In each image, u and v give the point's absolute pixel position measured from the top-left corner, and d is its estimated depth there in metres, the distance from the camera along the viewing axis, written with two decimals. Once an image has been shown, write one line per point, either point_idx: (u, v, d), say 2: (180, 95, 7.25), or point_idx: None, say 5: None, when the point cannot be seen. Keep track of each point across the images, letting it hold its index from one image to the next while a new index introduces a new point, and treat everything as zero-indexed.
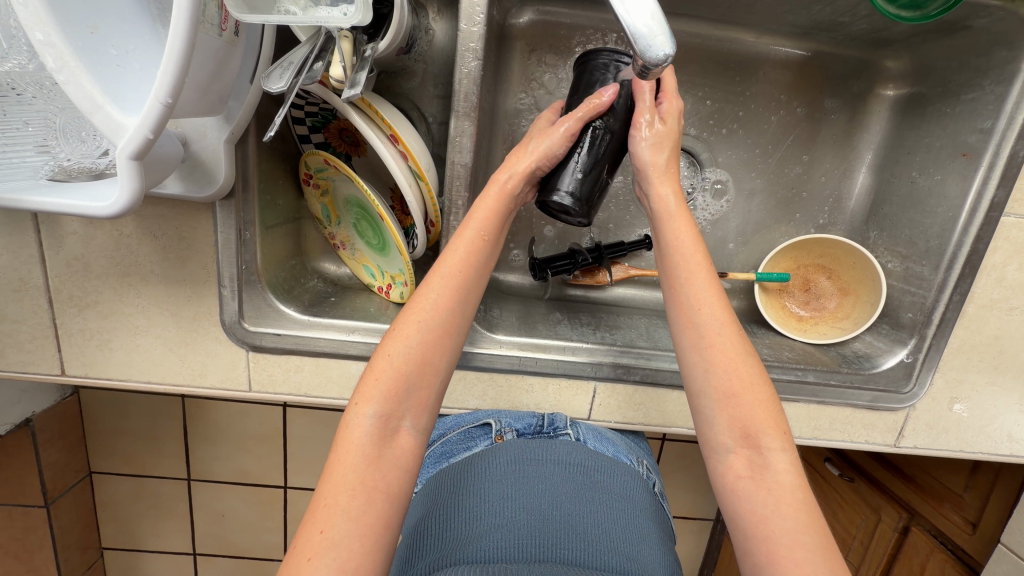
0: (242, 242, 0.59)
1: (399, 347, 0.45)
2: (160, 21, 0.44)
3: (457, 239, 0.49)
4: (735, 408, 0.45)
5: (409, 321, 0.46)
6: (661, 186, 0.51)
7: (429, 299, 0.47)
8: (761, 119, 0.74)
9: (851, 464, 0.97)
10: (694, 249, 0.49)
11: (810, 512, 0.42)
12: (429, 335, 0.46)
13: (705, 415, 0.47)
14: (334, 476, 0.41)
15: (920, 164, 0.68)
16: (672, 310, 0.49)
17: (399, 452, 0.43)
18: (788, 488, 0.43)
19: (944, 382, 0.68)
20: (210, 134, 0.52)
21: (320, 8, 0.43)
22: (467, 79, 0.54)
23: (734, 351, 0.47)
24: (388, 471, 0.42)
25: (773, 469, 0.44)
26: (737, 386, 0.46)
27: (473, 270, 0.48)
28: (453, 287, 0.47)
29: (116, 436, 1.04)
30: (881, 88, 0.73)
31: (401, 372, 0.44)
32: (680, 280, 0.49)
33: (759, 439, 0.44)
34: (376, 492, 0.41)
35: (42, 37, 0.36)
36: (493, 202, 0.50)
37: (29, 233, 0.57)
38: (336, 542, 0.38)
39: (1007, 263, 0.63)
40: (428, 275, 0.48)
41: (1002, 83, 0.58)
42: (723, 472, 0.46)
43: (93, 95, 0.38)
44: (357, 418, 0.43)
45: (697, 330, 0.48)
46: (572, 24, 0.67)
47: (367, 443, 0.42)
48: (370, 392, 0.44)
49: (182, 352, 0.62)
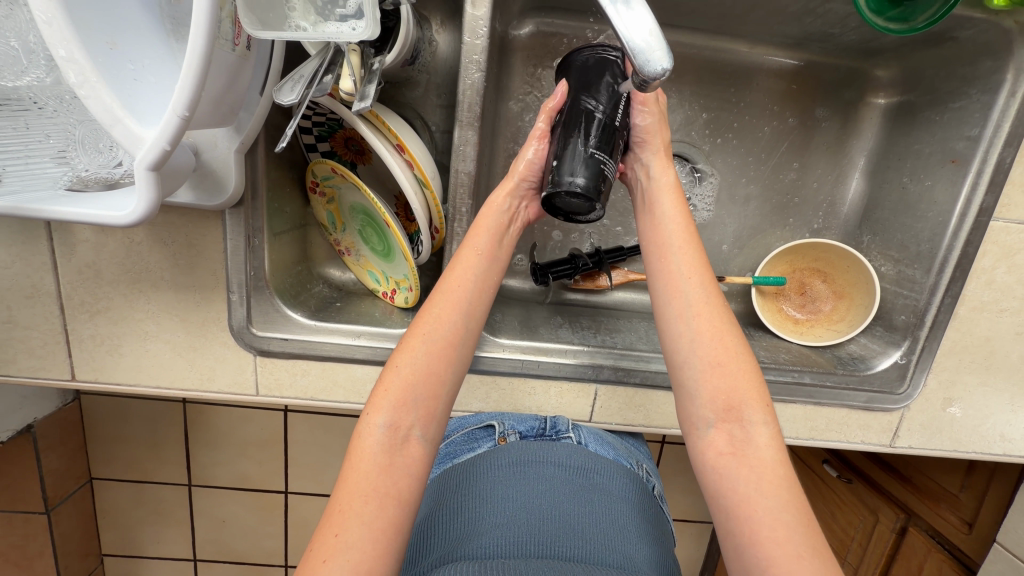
0: (251, 249, 0.60)
1: (407, 359, 0.47)
2: (173, 35, 0.45)
3: (458, 257, 0.52)
4: (719, 378, 0.47)
5: (416, 333, 0.48)
6: (659, 163, 0.54)
7: (434, 312, 0.49)
8: (755, 127, 0.76)
9: (849, 466, 0.98)
10: (681, 222, 0.52)
11: (791, 490, 0.42)
12: (435, 346, 0.48)
13: (688, 389, 0.48)
14: (347, 487, 0.42)
15: (911, 170, 0.70)
16: (659, 284, 0.51)
17: (409, 460, 0.44)
18: (768, 463, 0.44)
19: (937, 383, 0.69)
20: (220, 144, 0.53)
21: (329, 23, 0.45)
22: (470, 90, 0.56)
23: (720, 326, 0.48)
24: (399, 479, 0.43)
25: (753, 444, 0.45)
26: (722, 355, 0.48)
27: (476, 283, 0.51)
28: (455, 300, 0.50)
29: (119, 441, 1.05)
30: (872, 97, 0.74)
31: (409, 382, 0.46)
32: (666, 251, 0.51)
33: (741, 412, 0.46)
34: (389, 498, 0.42)
35: (64, 54, 0.37)
36: (489, 219, 0.54)
37: (42, 241, 0.59)
38: (350, 545, 0.39)
39: (996, 267, 0.64)
40: (433, 293, 0.51)
41: (988, 92, 0.60)
42: (704, 449, 0.47)
43: (113, 108, 0.39)
44: (368, 428, 0.44)
45: (683, 300, 0.50)
46: (572, 35, 0.69)
47: (379, 452, 0.43)
48: (380, 402, 0.45)
49: (191, 357, 0.64)
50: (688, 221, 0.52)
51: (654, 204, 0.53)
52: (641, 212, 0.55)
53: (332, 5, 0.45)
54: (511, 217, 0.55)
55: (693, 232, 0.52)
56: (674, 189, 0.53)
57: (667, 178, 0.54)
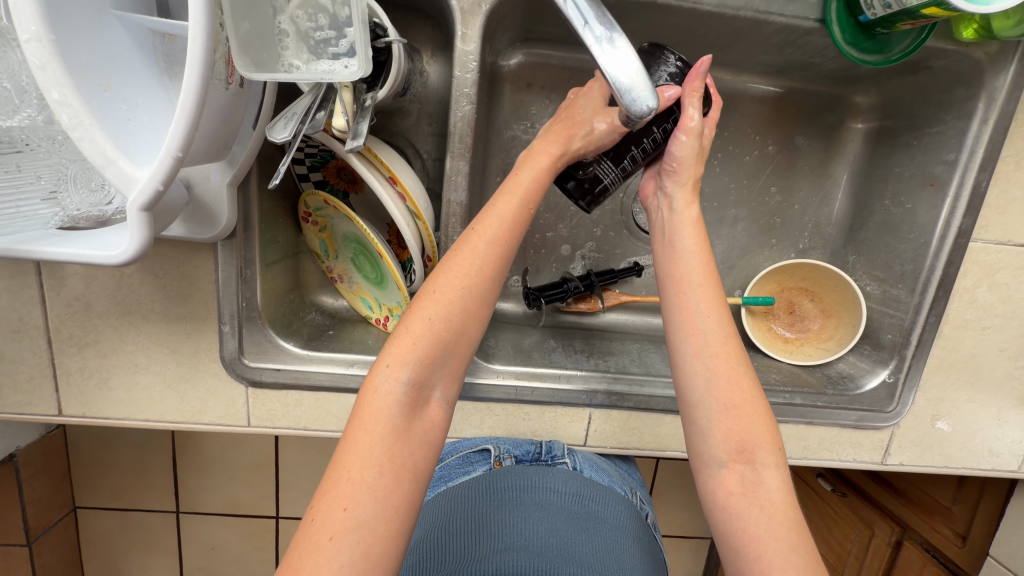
0: (243, 279, 0.60)
1: (440, 313, 0.45)
2: (166, 72, 0.46)
3: (500, 203, 0.50)
4: (733, 420, 0.47)
5: (452, 284, 0.46)
6: (682, 197, 0.54)
7: (474, 264, 0.47)
8: (741, 151, 0.77)
9: (844, 480, 0.98)
10: (702, 263, 0.52)
11: (801, 533, 0.43)
12: (470, 304, 0.46)
13: (701, 428, 0.48)
14: (359, 448, 0.41)
15: (892, 192, 0.71)
16: (675, 317, 0.51)
17: (426, 427, 0.44)
18: (779, 505, 0.44)
19: (926, 401, 0.70)
20: (214, 177, 0.53)
21: (322, 61, 0.46)
22: (461, 121, 0.57)
23: (734, 370, 0.48)
24: (415, 448, 0.43)
25: (764, 486, 0.45)
26: (738, 398, 0.47)
27: (515, 237, 0.49)
28: (497, 255, 0.47)
29: (105, 470, 1.03)
30: (852, 121, 0.76)
31: (440, 339, 0.45)
32: (689, 286, 0.51)
33: (753, 454, 0.46)
34: (403, 470, 0.41)
35: (58, 97, 0.37)
36: (543, 170, 0.52)
37: (31, 275, 0.58)
38: (361, 523, 0.38)
39: (977, 285, 0.66)
40: (467, 234, 0.48)
41: (962, 118, 0.62)
42: (713, 487, 0.47)
43: (106, 150, 0.39)
44: (388, 383, 0.43)
45: (700, 338, 0.49)
46: (561, 64, 0.70)
47: (398, 412, 0.43)
48: (405, 356, 0.44)
49: (182, 389, 0.63)
50: (709, 260, 0.52)
51: (674, 236, 0.53)
52: (659, 240, 0.55)
53: (324, 44, 0.46)
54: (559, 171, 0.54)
55: (711, 269, 0.52)
56: (697, 225, 0.53)
57: (690, 213, 0.53)
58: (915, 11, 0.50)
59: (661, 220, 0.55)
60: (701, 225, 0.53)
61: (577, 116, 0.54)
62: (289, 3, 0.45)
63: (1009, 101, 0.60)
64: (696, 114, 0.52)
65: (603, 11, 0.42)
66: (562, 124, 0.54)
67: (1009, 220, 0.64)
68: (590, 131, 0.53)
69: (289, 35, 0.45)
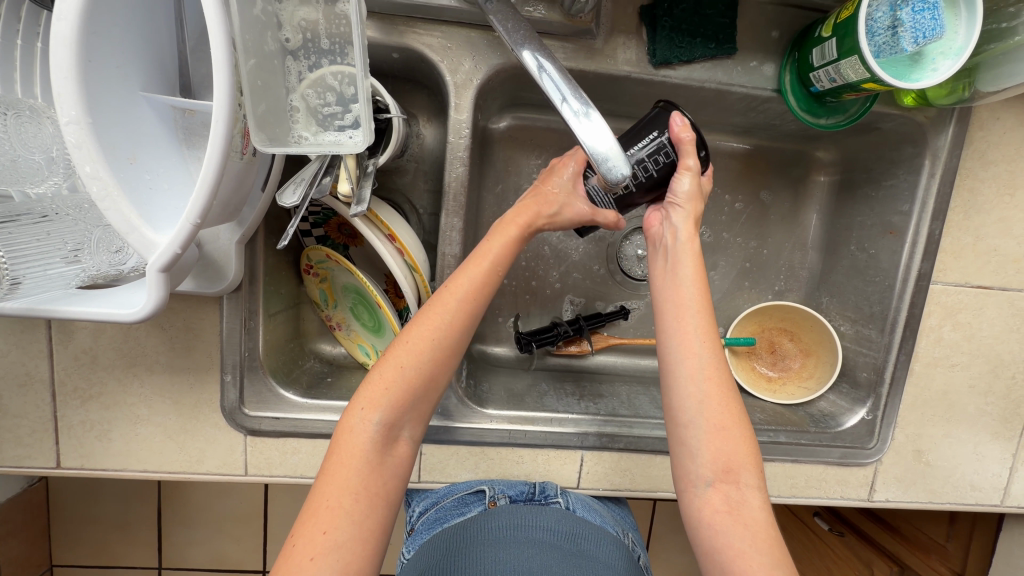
0: (247, 330, 0.63)
1: (410, 362, 0.47)
2: (185, 143, 0.50)
3: (471, 264, 0.51)
4: (722, 442, 0.49)
5: (423, 335, 0.48)
6: (682, 222, 0.54)
7: (444, 318, 0.49)
8: (716, 202, 0.83)
9: (841, 519, 0.99)
10: (698, 293, 0.51)
11: (782, 549, 0.46)
12: (439, 354, 0.48)
13: (690, 448, 0.49)
14: (337, 479, 0.45)
15: (857, 239, 0.77)
16: (673, 340, 0.51)
17: (396, 459, 0.48)
18: (761, 522, 0.47)
19: (905, 436, 0.73)
20: (223, 236, 0.57)
21: (328, 132, 0.50)
22: (455, 181, 0.62)
23: (725, 390, 0.50)
24: (387, 478, 0.46)
25: (747, 504, 0.47)
26: (727, 420, 0.49)
27: (486, 294, 0.51)
28: (466, 309, 0.49)
29: (86, 526, 1.00)
30: (816, 174, 0.83)
31: (411, 386, 0.47)
32: (684, 313, 0.51)
33: (738, 475, 0.48)
34: (377, 498, 0.45)
35: (90, 171, 0.41)
36: (512, 236, 0.53)
37: (41, 330, 0.61)
38: (340, 544, 0.42)
39: (942, 325, 0.71)
40: (441, 292, 0.50)
41: (912, 173, 0.68)
42: (699, 505, 0.48)
43: (130, 218, 0.43)
44: (362, 424, 0.46)
45: (696, 362, 0.50)
46: (546, 124, 0.76)
47: (370, 449, 0.46)
48: (377, 400, 0.47)
49: (181, 439, 0.64)
50: (706, 289, 0.52)
51: (676, 263, 0.53)
52: (660, 265, 0.54)
53: (331, 117, 0.51)
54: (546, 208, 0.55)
55: (708, 298, 0.52)
56: (697, 256, 0.53)
57: (692, 243, 0.53)
58: (856, 85, 0.56)
59: (663, 246, 0.55)
60: (696, 249, 0.53)
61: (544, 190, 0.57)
62: (300, 83, 0.50)
63: (951, 159, 0.66)
64: (694, 159, 0.54)
65: (578, 88, 0.48)
66: (527, 196, 0.57)
67: (963, 264, 0.70)
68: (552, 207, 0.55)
69: (300, 111, 0.50)
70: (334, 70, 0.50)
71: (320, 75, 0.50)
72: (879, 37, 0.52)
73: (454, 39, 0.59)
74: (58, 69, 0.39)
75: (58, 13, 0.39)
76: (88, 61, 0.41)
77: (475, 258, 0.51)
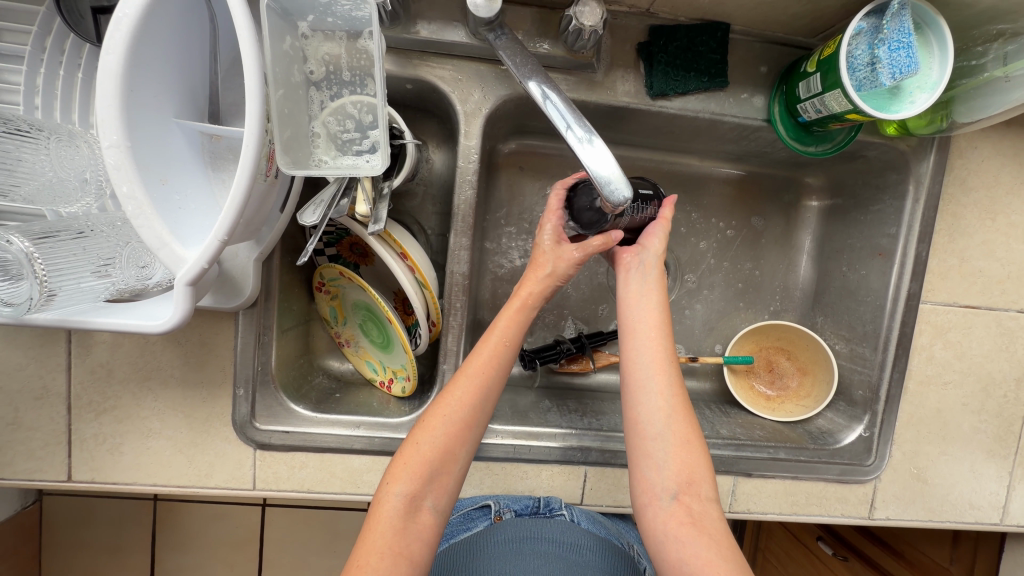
0: (260, 344, 0.65)
1: (427, 436, 0.52)
2: (211, 164, 0.53)
3: (483, 343, 0.56)
4: (686, 455, 0.52)
5: (437, 413, 0.53)
6: (652, 250, 0.59)
7: (456, 397, 0.53)
8: (712, 225, 0.86)
9: (844, 543, 0.99)
10: (660, 314, 0.56)
11: (739, 558, 0.49)
12: (452, 428, 0.52)
13: (656, 460, 0.52)
14: (367, 544, 0.48)
15: (848, 261, 0.80)
16: (643, 356, 0.55)
17: (421, 526, 0.50)
18: (721, 532, 0.50)
19: (902, 454, 0.74)
20: (241, 254, 0.59)
21: (346, 156, 0.54)
22: (464, 204, 0.65)
23: (687, 406, 0.54)
24: (412, 540, 0.49)
25: (709, 516, 0.51)
26: (690, 433, 0.53)
27: (496, 370, 0.55)
28: (476, 385, 0.54)
29: (77, 550, 0.99)
30: (807, 199, 0.86)
31: (427, 458, 0.51)
32: (649, 335, 0.55)
33: (700, 487, 0.51)
34: (401, 558, 0.48)
35: (127, 191, 0.45)
36: (515, 312, 0.57)
37: (60, 343, 0.63)
38: None
39: (932, 344, 0.73)
40: (456, 374, 0.55)
41: (897, 198, 0.72)
42: (664, 518, 0.51)
43: (162, 235, 0.46)
44: (387, 495, 0.51)
45: (665, 379, 0.54)
46: (548, 151, 0.80)
47: (394, 515, 0.50)
48: (398, 472, 0.51)
49: (191, 454, 0.65)
50: (666, 309, 0.57)
51: (649, 290, 0.57)
52: (634, 287, 0.58)
53: (350, 142, 0.54)
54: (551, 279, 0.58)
55: (668, 322, 0.56)
56: (661, 280, 0.59)
57: (659, 277, 0.59)
58: (840, 116, 0.60)
59: (636, 272, 0.59)
60: (664, 281, 0.59)
61: (540, 258, 0.59)
62: (322, 111, 0.54)
63: (934, 184, 0.70)
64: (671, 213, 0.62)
65: (581, 116, 0.52)
66: (527, 270, 0.60)
67: (951, 285, 0.73)
68: (553, 268, 0.58)
69: (321, 137, 0.54)
70: (354, 100, 0.53)
71: (340, 104, 0.54)
72: (860, 72, 0.56)
73: (465, 72, 0.64)
74: (104, 99, 0.43)
75: (107, 47, 0.43)
76: (131, 92, 0.45)
77: (487, 339, 0.56)
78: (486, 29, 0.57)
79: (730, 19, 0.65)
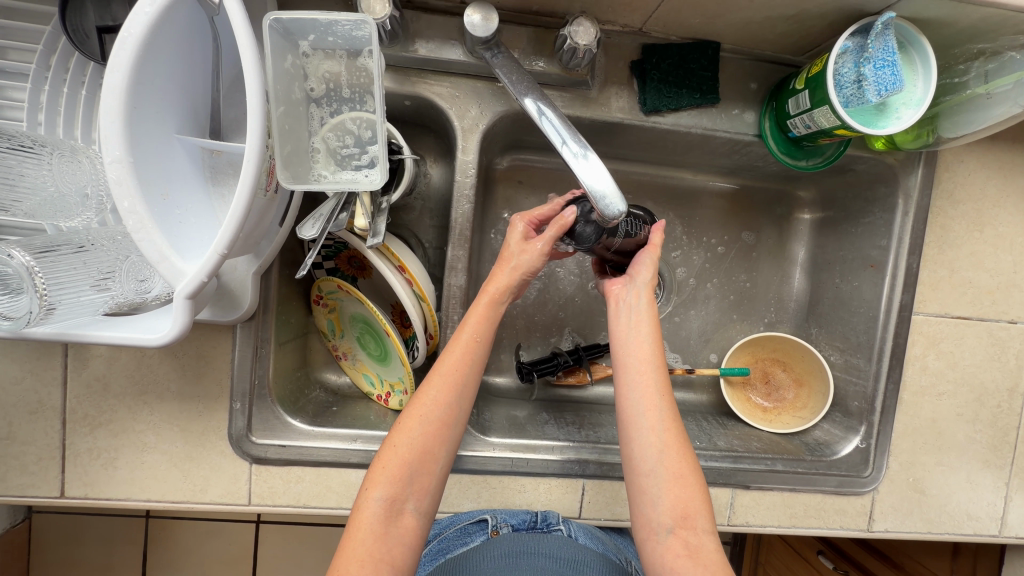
0: (257, 356, 0.65)
1: (404, 439, 0.52)
2: (210, 179, 0.54)
3: (454, 342, 0.55)
4: (680, 489, 0.52)
5: (413, 415, 0.53)
6: (640, 282, 0.58)
7: (430, 396, 0.53)
8: (706, 238, 0.87)
9: (845, 557, 0.96)
10: (650, 344, 0.56)
11: None
12: (429, 428, 0.52)
13: (651, 496, 0.52)
14: (348, 553, 0.48)
15: (840, 273, 0.81)
16: (634, 392, 0.54)
17: (402, 529, 0.50)
18: (718, 564, 0.50)
19: (899, 465, 0.74)
20: (240, 268, 0.60)
21: (345, 171, 0.54)
22: (461, 217, 0.66)
23: (679, 439, 0.53)
24: (392, 545, 0.49)
25: (705, 548, 0.51)
26: (684, 468, 0.52)
27: (469, 367, 0.54)
28: (450, 383, 0.53)
29: (65, 569, 0.97)
30: (800, 212, 0.88)
31: (405, 460, 0.51)
32: (637, 368, 0.55)
33: (696, 520, 0.51)
34: (382, 562, 0.48)
35: (128, 206, 0.45)
36: (483, 308, 0.56)
37: (57, 357, 0.63)
38: None
39: (925, 354, 0.74)
40: (429, 373, 0.55)
41: (887, 211, 0.73)
42: (661, 552, 0.51)
43: (161, 249, 0.46)
44: (367, 500, 0.50)
45: (656, 414, 0.53)
46: (543, 166, 0.81)
47: (375, 521, 0.49)
48: (378, 477, 0.51)
49: (186, 468, 0.64)
50: (659, 338, 0.56)
51: (639, 321, 0.57)
52: (623, 321, 0.57)
53: (349, 158, 0.55)
54: (516, 272, 0.58)
55: (660, 352, 0.56)
56: (652, 309, 0.57)
57: (649, 307, 0.57)
58: (829, 131, 0.61)
59: (625, 304, 0.58)
60: (654, 310, 0.57)
61: (506, 253, 0.59)
62: (321, 127, 0.55)
63: (922, 198, 0.71)
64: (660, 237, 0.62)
65: (576, 131, 0.53)
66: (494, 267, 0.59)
67: (941, 296, 0.74)
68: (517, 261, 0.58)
69: (320, 152, 0.55)
70: (353, 116, 0.54)
71: (340, 120, 0.55)
72: (847, 89, 0.57)
73: (461, 88, 0.65)
74: (108, 114, 0.44)
75: (112, 66, 0.44)
76: (134, 108, 0.45)
77: (458, 336, 0.56)
78: (482, 47, 0.58)
79: (720, 38, 0.66)
